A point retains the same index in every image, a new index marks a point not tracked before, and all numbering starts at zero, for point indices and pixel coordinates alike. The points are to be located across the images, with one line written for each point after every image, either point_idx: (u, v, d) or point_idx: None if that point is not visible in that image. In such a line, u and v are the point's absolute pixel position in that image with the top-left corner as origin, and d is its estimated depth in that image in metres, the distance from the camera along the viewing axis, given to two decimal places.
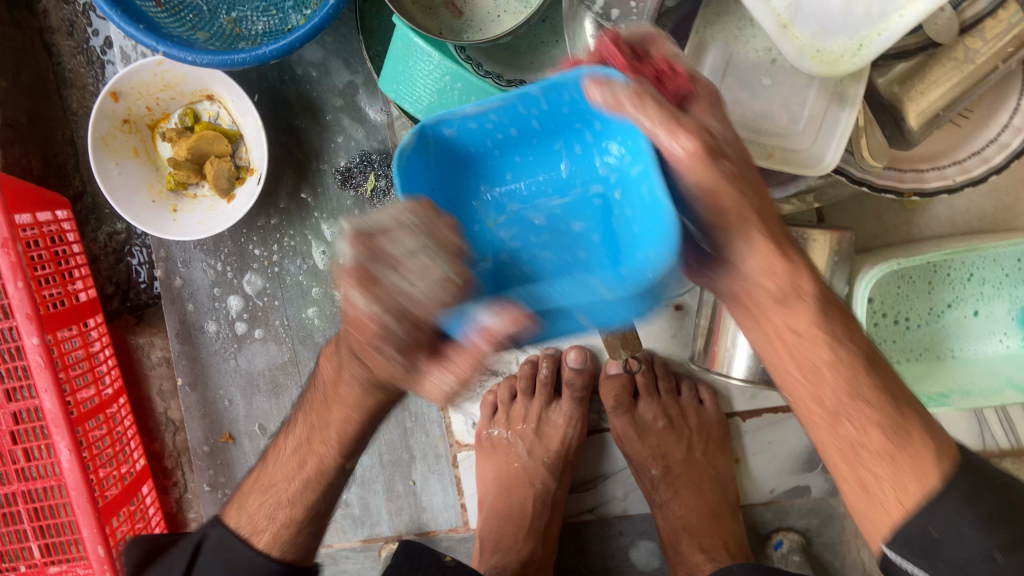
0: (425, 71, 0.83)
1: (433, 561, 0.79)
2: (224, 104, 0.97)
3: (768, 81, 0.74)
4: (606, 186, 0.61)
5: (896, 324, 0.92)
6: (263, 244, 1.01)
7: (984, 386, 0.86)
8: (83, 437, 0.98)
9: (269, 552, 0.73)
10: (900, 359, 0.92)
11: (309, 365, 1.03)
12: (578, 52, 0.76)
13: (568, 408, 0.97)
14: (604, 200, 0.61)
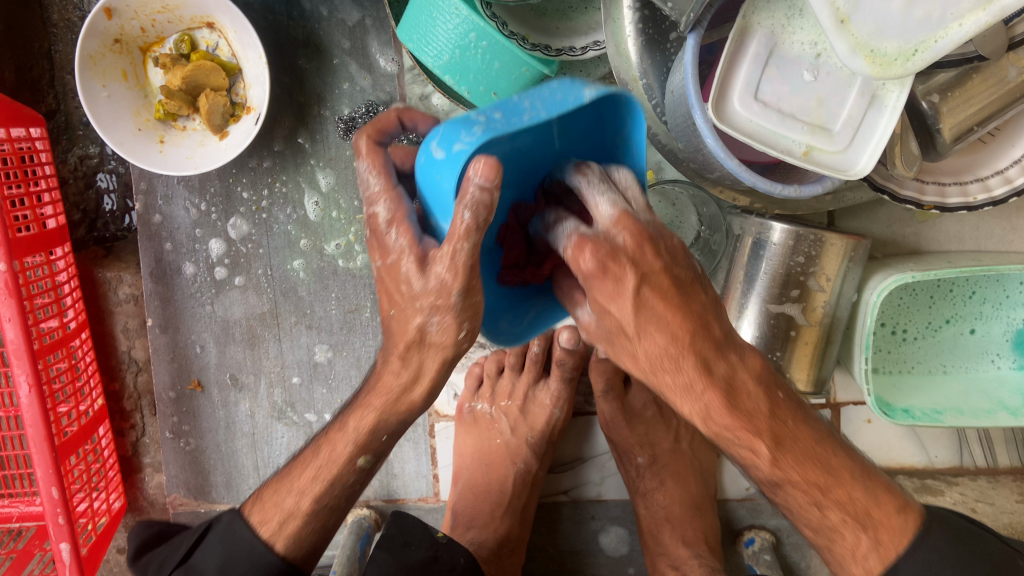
0: (448, 22, 0.76)
1: (424, 537, 0.79)
2: (225, 34, 0.91)
3: (810, 76, 0.71)
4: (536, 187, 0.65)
5: (893, 335, 0.89)
6: (252, 187, 0.96)
7: (975, 406, 0.85)
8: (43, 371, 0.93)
9: (271, 544, 0.64)
10: (890, 371, 0.90)
11: (290, 319, 0.99)
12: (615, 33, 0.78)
13: (556, 387, 0.95)
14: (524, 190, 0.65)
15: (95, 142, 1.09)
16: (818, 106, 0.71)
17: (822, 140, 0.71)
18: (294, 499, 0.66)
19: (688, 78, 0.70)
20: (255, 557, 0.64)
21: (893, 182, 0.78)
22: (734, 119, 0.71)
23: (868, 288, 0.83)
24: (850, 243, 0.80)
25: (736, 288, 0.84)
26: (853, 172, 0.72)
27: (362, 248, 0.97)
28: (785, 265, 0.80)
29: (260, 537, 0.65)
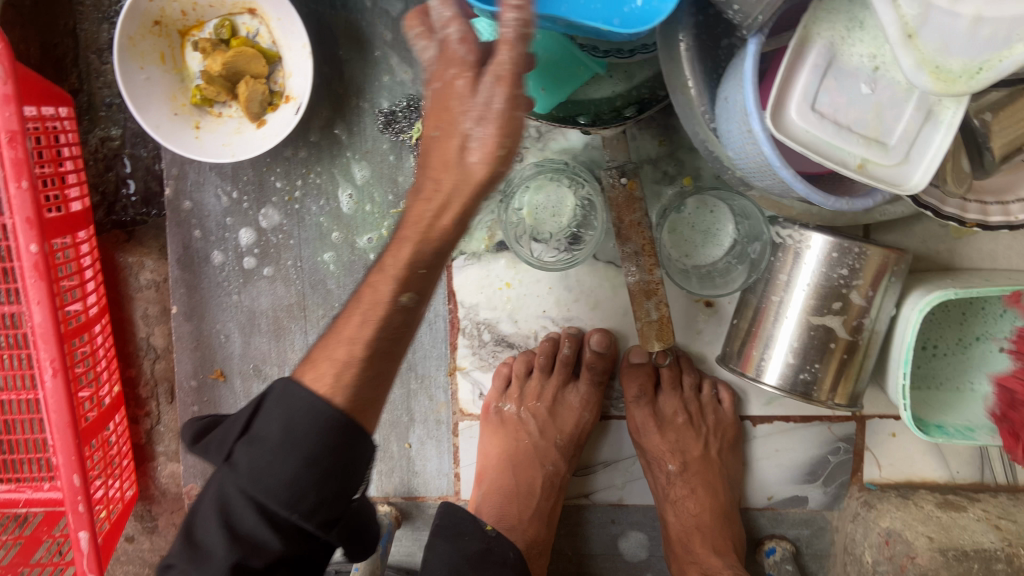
0: None
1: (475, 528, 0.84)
2: (266, 21, 0.89)
3: (867, 88, 0.71)
4: None
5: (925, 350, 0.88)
6: (286, 177, 0.95)
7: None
8: (69, 355, 0.91)
9: (332, 397, 0.56)
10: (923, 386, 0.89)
11: (318, 312, 0.98)
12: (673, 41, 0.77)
13: (585, 391, 0.96)
14: None
15: (118, 124, 1.07)
16: (875, 119, 0.71)
17: (879, 153, 0.71)
18: (347, 348, 0.59)
19: (747, 83, 0.70)
20: (317, 412, 0.55)
21: (936, 198, 0.78)
22: (791, 129, 0.71)
23: (908, 305, 0.83)
24: (892, 258, 0.81)
25: (774, 299, 0.85)
26: (908, 186, 0.72)
27: (395, 243, 0.96)
28: (827, 278, 0.81)
29: (317, 392, 0.56)
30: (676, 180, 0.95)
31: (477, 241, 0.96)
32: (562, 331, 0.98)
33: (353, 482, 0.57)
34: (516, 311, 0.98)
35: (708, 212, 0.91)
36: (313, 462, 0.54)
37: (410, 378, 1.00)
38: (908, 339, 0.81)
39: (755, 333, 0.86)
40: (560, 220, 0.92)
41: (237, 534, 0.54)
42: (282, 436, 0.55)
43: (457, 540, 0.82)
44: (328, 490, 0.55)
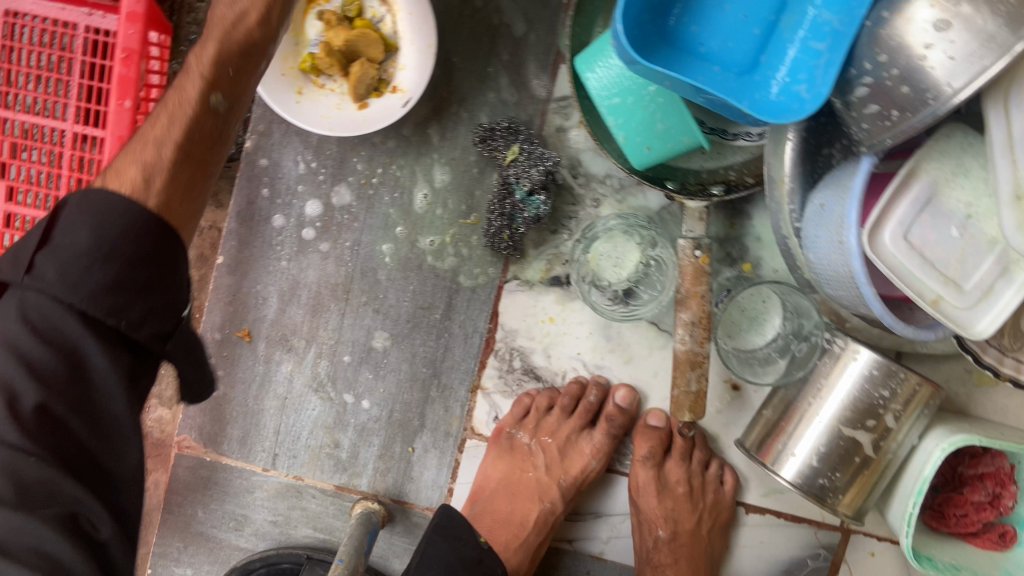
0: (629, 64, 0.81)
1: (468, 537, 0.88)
2: (394, 12, 0.90)
3: (956, 232, 0.75)
4: (764, 33, 0.76)
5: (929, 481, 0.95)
6: (368, 163, 0.96)
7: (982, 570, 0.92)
8: None
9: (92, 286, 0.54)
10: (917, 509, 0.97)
11: (361, 298, 0.99)
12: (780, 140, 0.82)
13: (599, 440, 0.98)
14: (761, 35, 0.76)
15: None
16: (957, 263, 0.75)
17: (954, 296, 0.75)
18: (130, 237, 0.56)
19: (854, 199, 0.73)
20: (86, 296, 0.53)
21: (978, 346, 0.84)
22: (879, 250, 0.74)
23: (929, 438, 0.87)
24: (927, 392, 0.85)
25: (808, 399, 0.87)
26: (973, 331, 0.76)
27: (455, 252, 0.97)
28: (869, 396, 0.84)
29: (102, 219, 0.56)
30: (735, 263, 0.97)
31: (533, 271, 0.97)
32: (590, 377, 1.00)
33: (177, 297, 0.59)
34: (551, 346, 1.00)
35: (759, 300, 0.95)
36: (134, 266, 0.56)
37: (432, 385, 1.00)
38: (927, 470, 0.85)
39: (782, 427, 0.89)
40: (620, 273, 0.93)
41: (77, 356, 0.54)
42: (91, 241, 0.54)
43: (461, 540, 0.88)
44: (151, 303, 0.57)
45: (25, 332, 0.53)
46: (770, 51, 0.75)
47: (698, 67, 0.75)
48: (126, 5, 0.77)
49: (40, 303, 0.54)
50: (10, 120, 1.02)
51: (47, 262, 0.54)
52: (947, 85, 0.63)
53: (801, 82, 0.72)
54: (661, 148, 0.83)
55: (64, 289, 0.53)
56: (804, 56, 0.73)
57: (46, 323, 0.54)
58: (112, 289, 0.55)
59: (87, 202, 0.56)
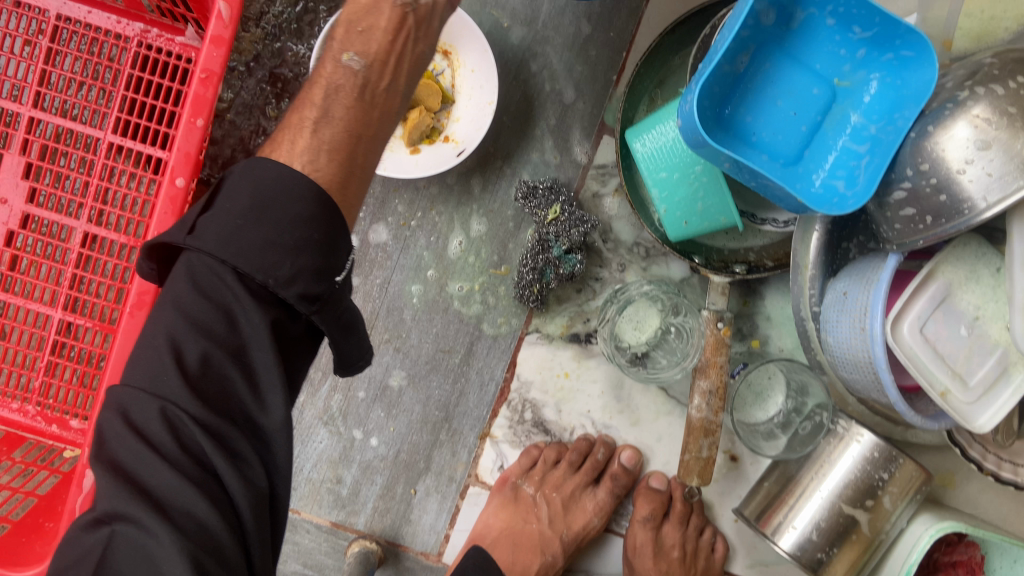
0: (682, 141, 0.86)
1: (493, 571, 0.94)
2: (454, 66, 0.94)
3: (965, 331, 0.82)
4: (810, 131, 0.84)
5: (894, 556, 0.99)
6: (408, 206, 0.99)
7: None
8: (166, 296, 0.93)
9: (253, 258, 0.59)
10: None
11: (383, 336, 1.00)
12: (808, 228, 0.88)
13: (602, 499, 1.01)
14: (807, 132, 0.84)
15: (233, 88, 1.07)
16: (964, 360, 0.82)
17: (960, 390, 0.82)
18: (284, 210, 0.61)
19: (881, 290, 0.79)
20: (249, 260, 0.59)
21: (964, 439, 0.92)
22: (898, 340, 0.81)
23: (917, 523, 0.93)
24: (920, 477, 0.91)
25: (810, 475, 0.92)
26: (974, 425, 0.82)
27: (481, 300, 1.00)
28: (869, 476, 0.89)
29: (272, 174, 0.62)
30: (745, 339, 1.02)
31: (555, 325, 1.00)
32: (597, 436, 1.02)
33: (336, 262, 0.63)
34: (563, 401, 1.02)
35: (765, 377, 1.00)
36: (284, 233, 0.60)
37: (442, 428, 1.01)
38: (915, 554, 0.90)
39: (783, 500, 0.93)
40: (639, 335, 0.95)
41: (231, 312, 0.60)
42: (249, 203, 0.60)
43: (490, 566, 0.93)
44: (303, 264, 0.60)
45: (193, 291, 0.59)
46: (814, 149, 0.83)
47: (750, 154, 0.82)
48: (211, 29, 0.80)
49: (205, 263, 0.60)
50: (45, 122, 1.02)
51: (210, 225, 0.60)
52: (982, 200, 0.69)
53: (841, 183, 0.80)
54: (697, 224, 0.88)
55: (219, 248, 0.59)
56: (846, 157, 0.81)
57: (208, 280, 0.60)
58: (264, 248, 0.59)
59: (248, 174, 0.62)
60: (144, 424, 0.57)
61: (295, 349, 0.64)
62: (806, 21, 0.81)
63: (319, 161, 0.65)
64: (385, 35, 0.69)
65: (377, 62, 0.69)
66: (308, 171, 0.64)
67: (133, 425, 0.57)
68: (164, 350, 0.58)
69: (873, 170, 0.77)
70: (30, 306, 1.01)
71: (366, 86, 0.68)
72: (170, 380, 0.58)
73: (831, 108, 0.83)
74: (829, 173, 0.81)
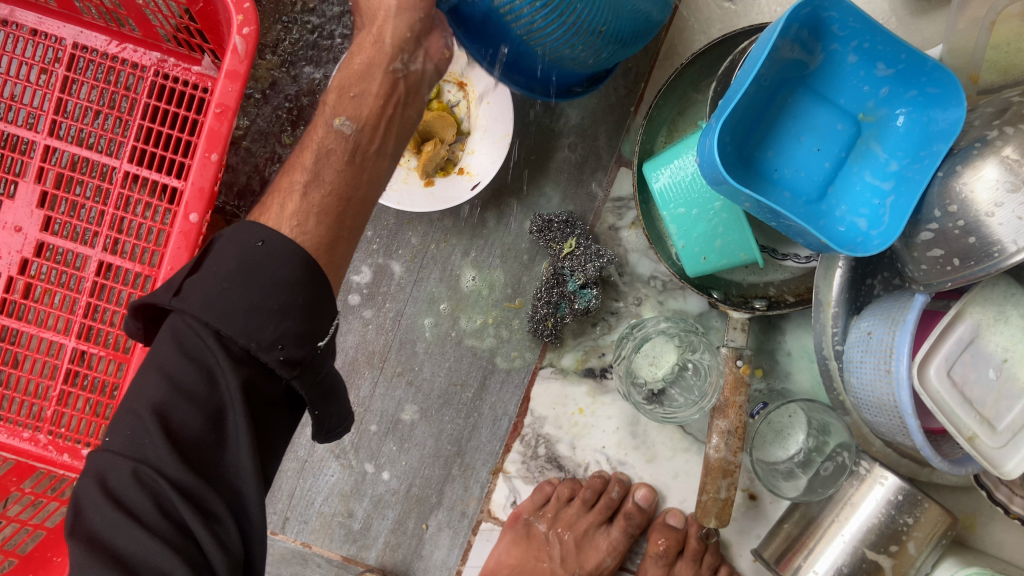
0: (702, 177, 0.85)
1: None
2: (470, 98, 0.92)
3: (993, 374, 0.80)
4: (835, 167, 0.82)
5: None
6: (423, 238, 0.97)
7: None
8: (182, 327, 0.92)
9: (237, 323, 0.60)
10: None
11: (396, 368, 0.99)
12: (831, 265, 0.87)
13: (616, 537, 0.99)
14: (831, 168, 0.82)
15: (249, 115, 1.07)
16: (992, 404, 0.79)
17: (987, 435, 0.79)
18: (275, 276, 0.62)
19: (906, 332, 0.77)
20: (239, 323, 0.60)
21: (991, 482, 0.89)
22: (924, 383, 0.78)
23: (943, 569, 0.90)
24: (944, 521, 0.88)
25: (832, 518, 0.89)
26: (1003, 471, 0.79)
27: (495, 333, 0.98)
28: (892, 519, 0.87)
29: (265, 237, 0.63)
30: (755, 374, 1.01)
31: (568, 360, 0.99)
32: (612, 473, 1.01)
33: (318, 325, 0.64)
34: (578, 437, 1.00)
35: (785, 414, 0.98)
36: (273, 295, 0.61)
37: (455, 463, 1.00)
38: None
39: (802, 542, 0.91)
40: (656, 371, 0.94)
41: (213, 372, 0.59)
42: (236, 265, 0.61)
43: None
44: (289, 328, 0.61)
45: (176, 353, 0.59)
46: (838, 185, 0.81)
47: (772, 193, 0.81)
48: (227, 64, 0.79)
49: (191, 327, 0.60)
50: (61, 151, 1.02)
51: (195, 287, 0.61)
52: (1011, 243, 0.66)
53: (866, 223, 0.79)
54: (716, 260, 0.87)
55: (203, 311, 0.59)
56: (872, 195, 0.79)
57: (194, 346, 0.59)
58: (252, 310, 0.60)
59: (238, 236, 0.63)
60: (123, 490, 0.56)
61: (275, 422, 0.63)
62: (827, 57, 0.78)
63: (308, 225, 0.68)
64: (377, 101, 0.72)
65: (368, 126, 0.72)
66: (296, 235, 0.67)
67: (115, 491, 0.56)
68: (148, 416, 0.57)
69: (900, 211, 0.75)
70: (43, 334, 1.01)
71: (356, 151, 0.72)
72: (147, 442, 0.57)
73: (857, 143, 0.81)
74: (853, 211, 0.80)
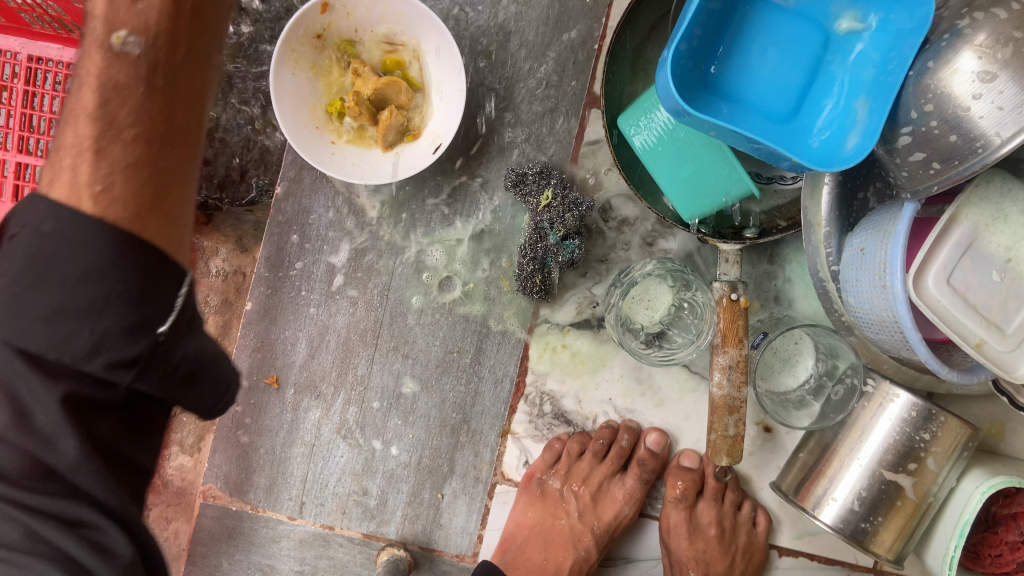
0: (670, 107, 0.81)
1: None
2: (420, 59, 0.90)
3: (997, 276, 0.76)
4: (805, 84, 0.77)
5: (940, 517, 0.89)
6: (399, 209, 0.95)
7: None
8: None
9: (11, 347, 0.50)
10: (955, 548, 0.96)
11: (390, 343, 0.98)
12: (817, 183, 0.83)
13: (631, 486, 0.98)
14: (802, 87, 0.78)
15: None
16: (997, 306, 0.76)
17: (995, 339, 0.76)
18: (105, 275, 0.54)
19: (898, 244, 0.73)
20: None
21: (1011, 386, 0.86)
22: (923, 294, 0.75)
23: (969, 481, 0.87)
24: (966, 433, 0.84)
25: (845, 442, 0.87)
26: (1014, 374, 0.76)
27: (484, 297, 0.96)
28: (908, 439, 0.84)
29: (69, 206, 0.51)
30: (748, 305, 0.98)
31: (567, 313, 0.97)
32: (621, 422, 0.99)
33: (149, 312, 0.51)
34: (583, 390, 0.99)
35: (792, 342, 0.95)
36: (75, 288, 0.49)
37: (461, 430, 0.99)
38: (966, 514, 0.84)
39: (820, 469, 0.89)
40: (653, 315, 0.93)
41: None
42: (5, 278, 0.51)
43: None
44: (109, 327, 0.50)
45: None
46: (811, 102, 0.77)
47: (741, 115, 0.77)
48: None
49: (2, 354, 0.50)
50: (32, 166, 1.01)
51: None
52: (995, 135, 0.63)
53: (846, 138, 0.73)
54: (709, 202, 0.84)
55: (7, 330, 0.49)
56: (845, 107, 0.74)
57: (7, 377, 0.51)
58: (51, 321, 0.49)
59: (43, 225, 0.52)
60: None
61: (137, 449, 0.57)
62: None
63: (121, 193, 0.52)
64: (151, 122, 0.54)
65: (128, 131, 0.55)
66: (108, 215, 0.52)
67: None
68: None
69: (877, 118, 0.70)
70: None
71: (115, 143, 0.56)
72: None
73: (827, 56, 0.77)
74: (832, 126, 0.75)
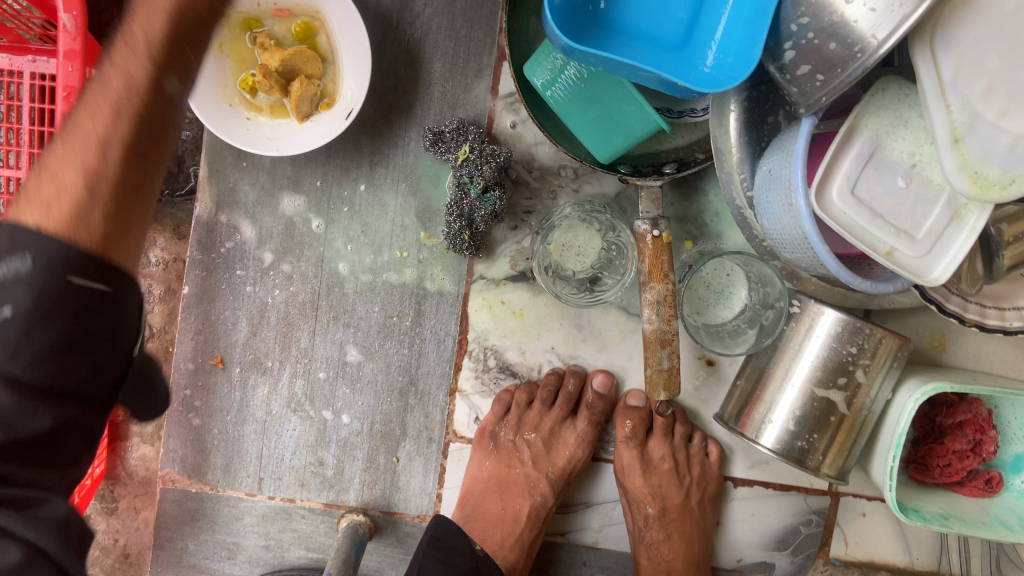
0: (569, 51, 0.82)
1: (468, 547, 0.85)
2: (326, 28, 0.91)
3: (902, 182, 0.76)
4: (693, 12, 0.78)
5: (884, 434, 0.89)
6: (324, 179, 0.96)
7: (972, 515, 0.92)
8: None
9: None
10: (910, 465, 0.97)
11: (329, 314, 0.99)
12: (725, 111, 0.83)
13: (582, 429, 0.98)
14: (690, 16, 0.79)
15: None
16: (905, 213, 0.76)
17: (905, 246, 0.76)
18: None
19: (797, 159, 0.74)
20: None
21: (939, 295, 0.85)
22: (828, 208, 0.75)
23: (904, 393, 0.88)
24: (896, 343, 0.85)
25: (780, 366, 0.88)
26: (928, 278, 0.76)
27: (415, 260, 0.98)
28: (838, 353, 0.84)
29: None
30: (678, 243, 0.98)
31: (498, 268, 0.98)
32: (566, 368, 1.00)
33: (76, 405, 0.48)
34: (525, 342, 1.00)
35: (724, 274, 0.95)
36: None
37: (409, 392, 1.00)
38: (902, 423, 0.85)
39: (758, 395, 0.90)
40: (584, 261, 0.93)
41: None
42: None
43: (449, 557, 0.82)
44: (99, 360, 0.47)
45: None
46: (702, 28, 0.78)
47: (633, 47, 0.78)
48: (61, 45, 0.79)
49: None
50: None
51: None
52: (872, 37, 0.62)
53: (730, 59, 0.74)
54: (621, 141, 0.85)
55: None
56: (730, 28, 0.75)
57: None
58: None
59: None
60: None
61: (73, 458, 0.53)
62: None
63: None
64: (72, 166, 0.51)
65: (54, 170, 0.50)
66: None
67: None
68: None
69: (755, 35, 0.71)
70: None
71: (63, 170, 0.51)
72: None
73: None
74: (719, 50, 0.75)
